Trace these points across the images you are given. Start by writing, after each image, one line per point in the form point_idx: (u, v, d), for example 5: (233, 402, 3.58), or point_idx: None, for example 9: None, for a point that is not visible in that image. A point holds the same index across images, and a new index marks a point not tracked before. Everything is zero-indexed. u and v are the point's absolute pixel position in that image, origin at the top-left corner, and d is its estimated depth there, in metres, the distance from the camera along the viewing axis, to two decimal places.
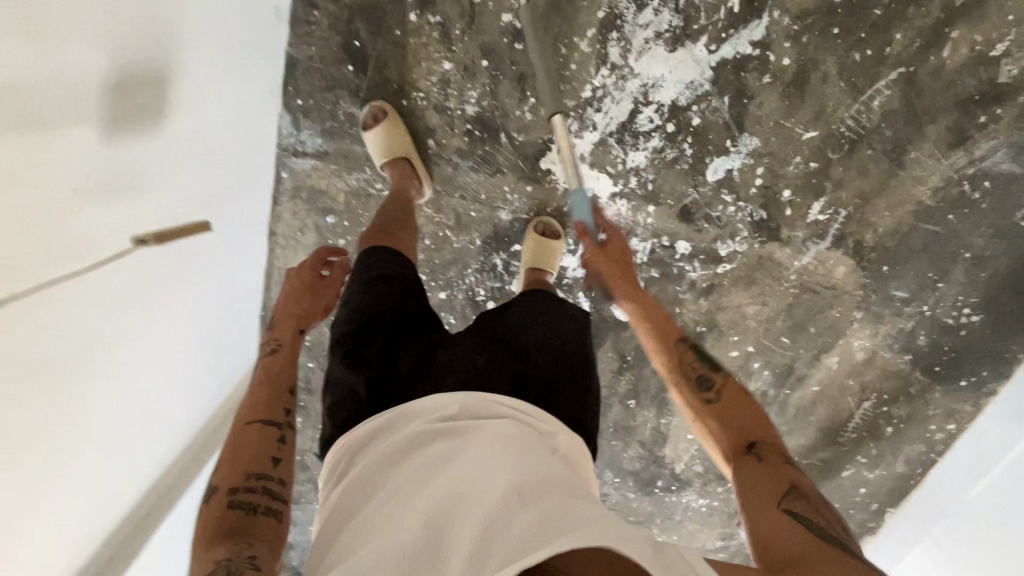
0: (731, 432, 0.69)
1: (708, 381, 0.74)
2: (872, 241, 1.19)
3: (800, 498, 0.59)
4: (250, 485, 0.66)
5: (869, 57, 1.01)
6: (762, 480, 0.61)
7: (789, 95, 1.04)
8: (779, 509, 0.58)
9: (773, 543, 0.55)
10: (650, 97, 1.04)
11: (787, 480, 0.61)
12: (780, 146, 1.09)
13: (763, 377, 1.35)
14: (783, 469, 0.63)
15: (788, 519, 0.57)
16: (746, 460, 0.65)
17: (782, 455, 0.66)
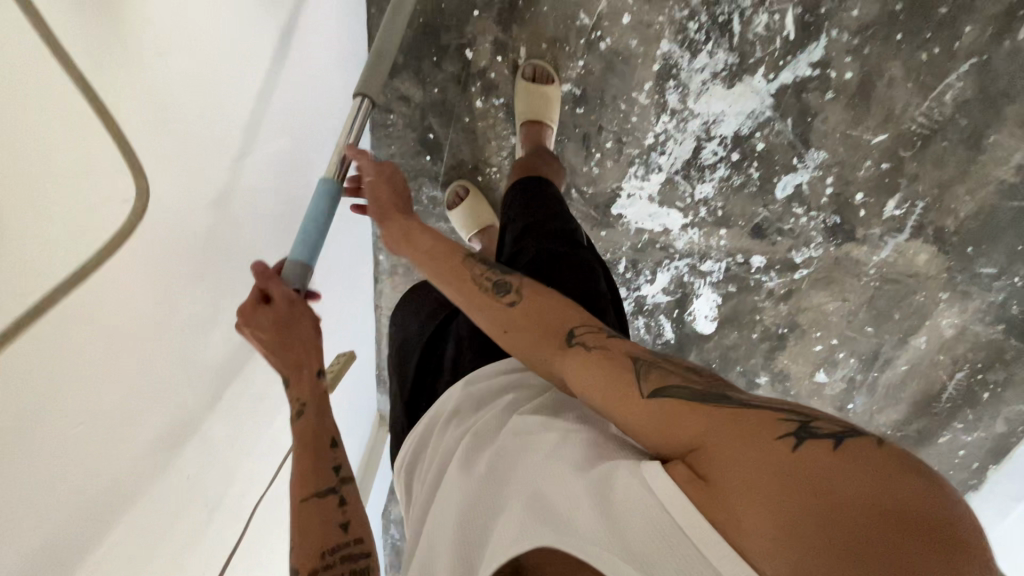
0: (532, 330, 0.60)
1: (508, 283, 0.64)
2: (954, 226, 1.19)
3: (668, 390, 0.47)
4: (327, 561, 0.53)
5: (938, 54, 0.99)
6: (597, 381, 0.51)
7: (855, 105, 1.04)
8: (639, 411, 0.47)
9: (667, 430, 0.45)
10: (712, 133, 1.07)
11: (644, 372, 0.50)
12: (849, 154, 1.09)
13: (849, 364, 1.39)
14: (628, 358, 0.52)
15: (663, 420, 0.46)
16: (572, 354, 0.55)
17: (628, 348, 0.54)
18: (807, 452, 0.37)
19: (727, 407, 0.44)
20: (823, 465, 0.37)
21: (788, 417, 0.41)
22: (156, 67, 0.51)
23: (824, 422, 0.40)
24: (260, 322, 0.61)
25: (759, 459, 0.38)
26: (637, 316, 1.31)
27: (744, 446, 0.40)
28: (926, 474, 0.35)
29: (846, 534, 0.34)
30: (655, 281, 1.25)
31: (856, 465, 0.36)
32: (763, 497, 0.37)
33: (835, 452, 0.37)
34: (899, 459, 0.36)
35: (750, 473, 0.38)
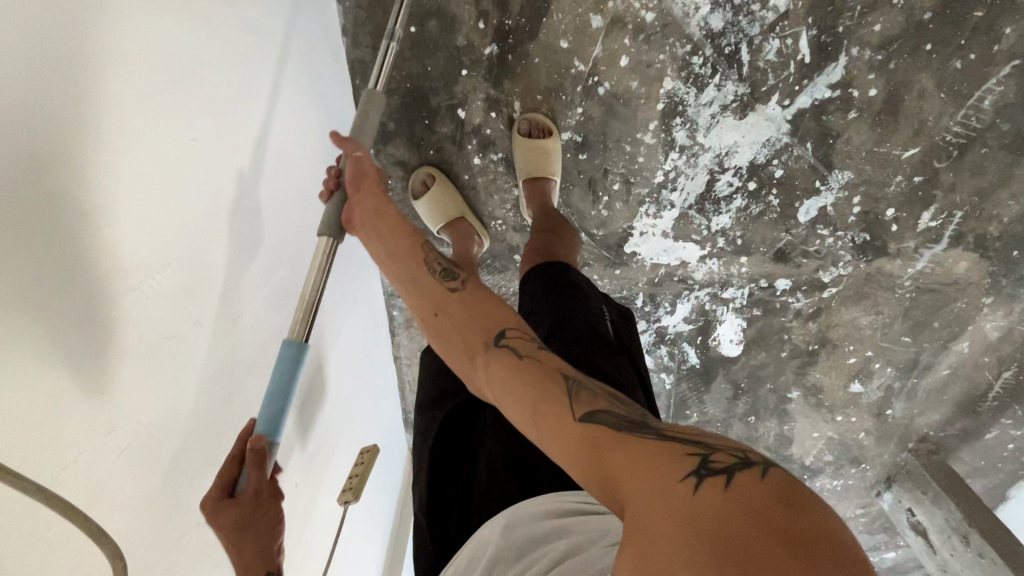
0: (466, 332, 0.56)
1: (457, 273, 0.61)
2: (997, 231, 1.11)
3: (593, 415, 0.43)
4: None
5: (974, 60, 0.90)
6: (524, 396, 0.47)
7: (881, 122, 0.96)
8: (563, 445, 0.42)
9: (594, 465, 0.40)
10: (726, 165, 1.01)
11: (573, 394, 0.45)
12: (877, 172, 1.02)
13: (886, 372, 1.33)
14: (558, 372, 0.47)
15: (582, 452, 0.41)
16: (499, 361, 0.51)
17: (557, 359, 0.50)
18: (708, 497, 0.34)
19: (641, 437, 0.40)
20: (722, 511, 0.32)
21: (690, 449, 0.38)
22: (100, 294, 0.45)
23: (722, 453, 0.37)
24: (221, 522, 0.56)
25: (663, 505, 0.34)
26: (659, 344, 1.28)
27: (650, 482, 0.36)
28: (819, 511, 0.32)
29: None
30: (675, 312, 1.21)
31: (750, 512, 0.32)
32: (668, 549, 0.32)
33: (728, 493, 0.33)
34: (794, 496, 0.33)
35: (653, 523, 0.34)
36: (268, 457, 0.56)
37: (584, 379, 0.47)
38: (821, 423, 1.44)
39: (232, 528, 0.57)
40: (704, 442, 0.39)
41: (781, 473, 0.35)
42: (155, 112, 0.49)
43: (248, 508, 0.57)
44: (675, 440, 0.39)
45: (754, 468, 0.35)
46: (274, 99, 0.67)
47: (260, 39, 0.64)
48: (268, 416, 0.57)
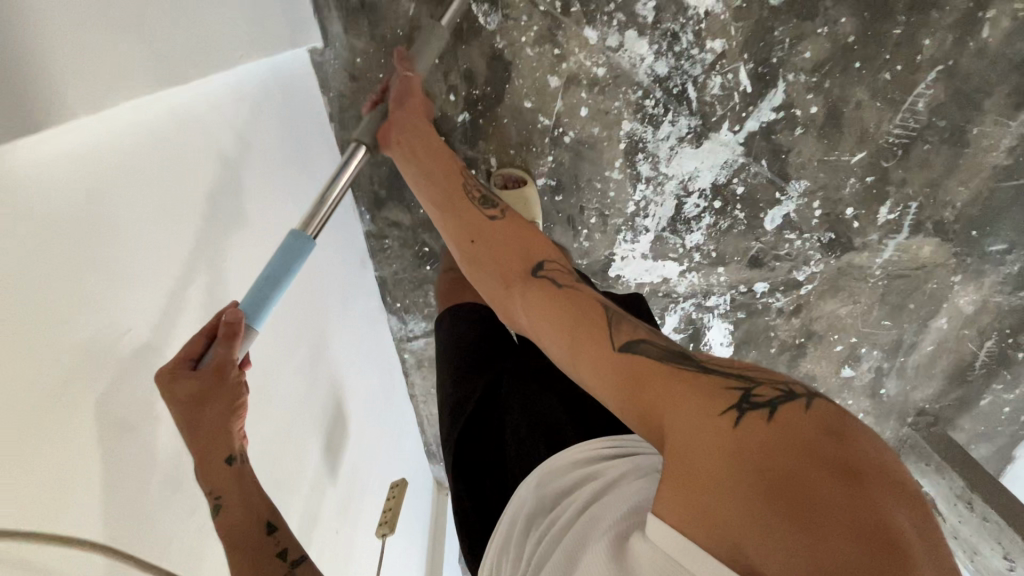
0: (504, 255, 0.67)
1: (495, 201, 0.74)
2: (953, 215, 1.18)
3: (634, 344, 0.50)
4: None
5: (900, 71, 0.99)
6: (560, 326, 0.55)
7: (826, 135, 1.05)
8: (603, 370, 0.50)
9: (629, 387, 0.48)
10: (690, 188, 1.10)
11: (616, 327, 0.53)
12: (830, 177, 1.10)
13: (873, 355, 1.41)
14: (592, 306, 0.56)
15: (622, 378, 0.48)
16: (534, 288, 0.61)
17: (588, 294, 0.59)
18: (750, 424, 0.40)
19: (683, 369, 0.47)
20: (762, 435, 0.38)
21: (735, 384, 0.44)
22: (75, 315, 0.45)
23: (764, 387, 0.43)
24: (176, 394, 0.55)
25: (709, 431, 0.40)
26: None
27: (696, 405, 0.42)
28: (860, 441, 0.38)
29: (795, 504, 0.35)
30: (666, 323, 1.30)
31: (792, 441, 0.38)
32: (715, 472, 0.38)
33: (771, 422, 0.39)
34: (833, 425, 0.39)
35: (698, 444, 0.40)
36: (241, 334, 0.58)
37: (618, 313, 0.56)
38: None
39: (187, 402, 0.56)
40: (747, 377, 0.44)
41: (825, 404, 0.40)
42: (166, 216, 0.57)
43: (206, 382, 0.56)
44: (719, 373, 0.45)
45: (798, 401, 0.41)
46: (261, 164, 0.75)
47: (244, 118, 0.71)
48: (254, 299, 0.61)
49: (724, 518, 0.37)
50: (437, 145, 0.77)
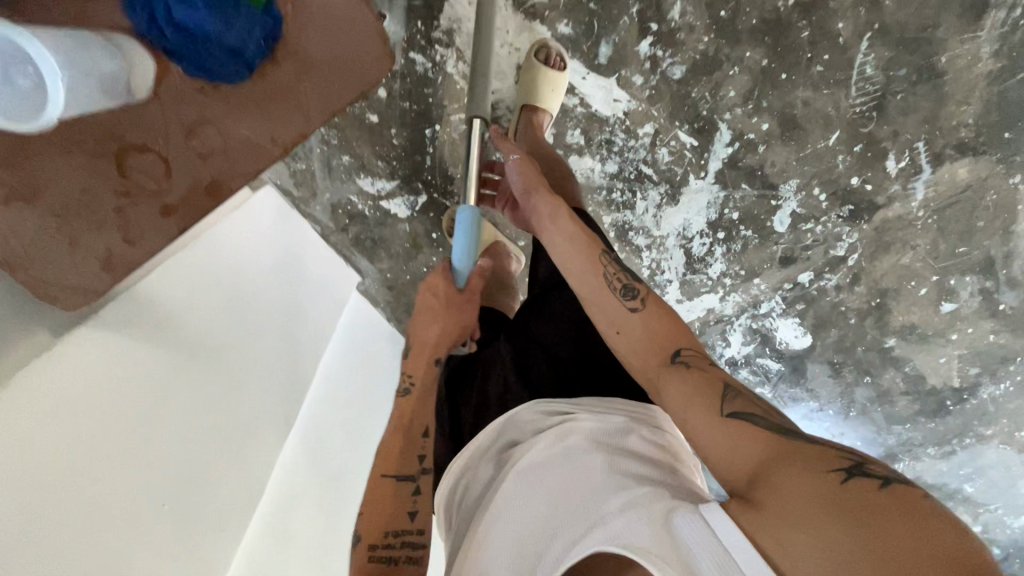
0: (643, 343, 0.66)
1: (636, 290, 0.70)
2: (972, 132, 1.13)
3: (757, 418, 0.53)
4: (387, 541, 0.73)
5: (831, 57, 1.02)
6: (698, 401, 0.56)
7: (790, 138, 1.10)
8: (710, 425, 0.54)
9: (731, 459, 0.52)
10: (690, 234, 1.20)
11: (732, 397, 0.56)
12: (817, 165, 1.14)
13: (970, 281, 1.32)
14: (722, 384, 0.58)
15: (732, 438, 0.52)
16: (680, 369, 0.61)
17: (738, 382, 0.59)
18: (856, 484, 0.44)
19: (810, 444, 0.50)
20: (873, 500, 0.43)
21: (850, 458, 0.47)
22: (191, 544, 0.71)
23: (880, 468, 0.46)
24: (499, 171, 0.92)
25: (813, 480, 0.45)
26: (738, 369, 1.43)
27: (800, 473, 0.46)
28: (965, 535, 0.40)
29: (891, 560, 0.39)
30: (732, 340, 1.38)
31: (900, 508, 0.42)
32: (810, 510, 0.43)
33: (882, 492, 0.43)
34: (949, 517, 0.41)
35: (792, 490, 0.45)
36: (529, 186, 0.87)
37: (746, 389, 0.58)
38: (940, 348, 1.42)
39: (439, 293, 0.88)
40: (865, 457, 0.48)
41: (937, 504, 0.43)
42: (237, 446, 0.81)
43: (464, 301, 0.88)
44: (832, 447, 0.49)
45: (913, 489, 0.44)
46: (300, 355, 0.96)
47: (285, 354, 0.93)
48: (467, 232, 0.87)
49: (801, 544, 0.43)
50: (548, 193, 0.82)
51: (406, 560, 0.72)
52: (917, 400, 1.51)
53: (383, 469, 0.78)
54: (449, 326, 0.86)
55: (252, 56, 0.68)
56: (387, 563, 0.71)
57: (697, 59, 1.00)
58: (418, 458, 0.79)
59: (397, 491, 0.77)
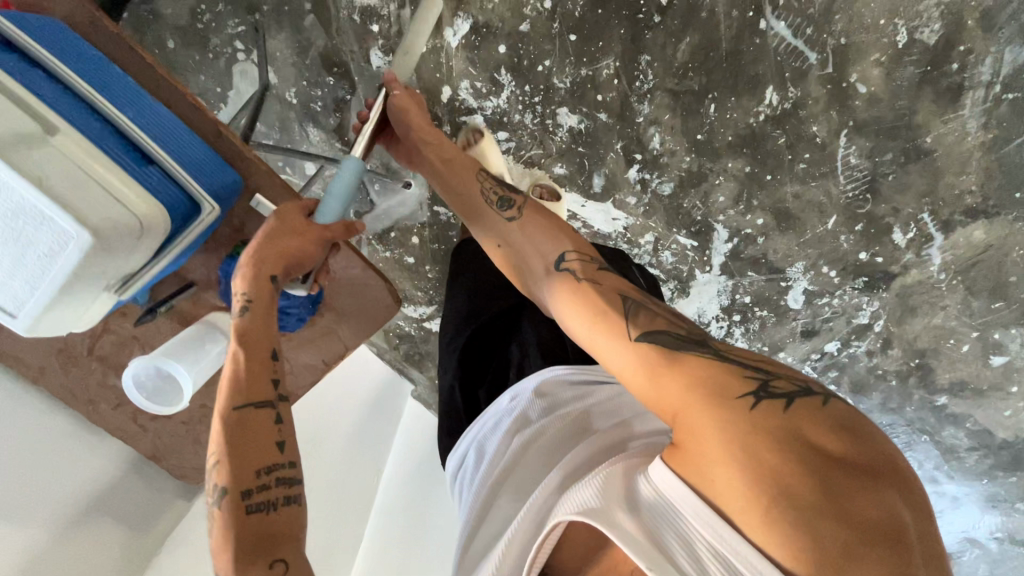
0: (532, 257, 0.72)
1: (512, 201, 0.77)
2: (978, 197, 1.14)
3: (650, 330, 0.58)
4: (262, 481, 0.51)
5: (812, 155, 1.10)
6: (596, 317, 0.61)
7: (788, 227, 1.17)
8: (623, 354, 0.58)
9: (624, 371, 0.58)
10: (706, 319, 1.28)
11: (632, 312, 0.60)
12: (820, 246, 1.19)
13: (1019, 334, 1.27)
14: (615, 294, 0.63)
15: (643, 367, 0.56)
16: (572, 283, 0.65)
17: (613, 282, 0.66)
18: (762, 409, 0.51)
19: (699, 353, 0.57)
20: (779, 420, 0.50)
21: (750, 373, 0.55)
22: None
23: (781, 382, 0.54)
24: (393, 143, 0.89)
25: (729, 411, 0.51)
26: None
27: (719, 403, 0.52)
28: (861, 432, 0.51)
29: (813, 469, 0.48)
30: None
31: (804, 416, 0.51)
32: (731, 447, 0.50)
33: (785, 411, 0.51)
34: (847, 420, 0.52)
35: (709, 426, 0.51)
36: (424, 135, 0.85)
37: (634, 294, 0.64)
38: (1003, 402, 1.34)
39: (289, 231, 0.62)
40: (763, 369, 0.56)
41: (839, 404, 0.54)
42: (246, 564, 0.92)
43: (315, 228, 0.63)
44: (732, 361, 0.56)
45: (816, 398, 0.53)
46: None
47: None
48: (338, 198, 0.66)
49: (726, 477, 0.49)
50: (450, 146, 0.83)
51: (284, 502, 0.51)
52: (993, 457, 1.41)
53: (236, 400, 0.54)
54: (310, 244, 0.62)
55: (299, 328, 0.70)
56: (268, 512, 0.50)
57: (682, 176, 1.12)
58: (275, 382, 0.57)
59: (257, 422, 0.53)
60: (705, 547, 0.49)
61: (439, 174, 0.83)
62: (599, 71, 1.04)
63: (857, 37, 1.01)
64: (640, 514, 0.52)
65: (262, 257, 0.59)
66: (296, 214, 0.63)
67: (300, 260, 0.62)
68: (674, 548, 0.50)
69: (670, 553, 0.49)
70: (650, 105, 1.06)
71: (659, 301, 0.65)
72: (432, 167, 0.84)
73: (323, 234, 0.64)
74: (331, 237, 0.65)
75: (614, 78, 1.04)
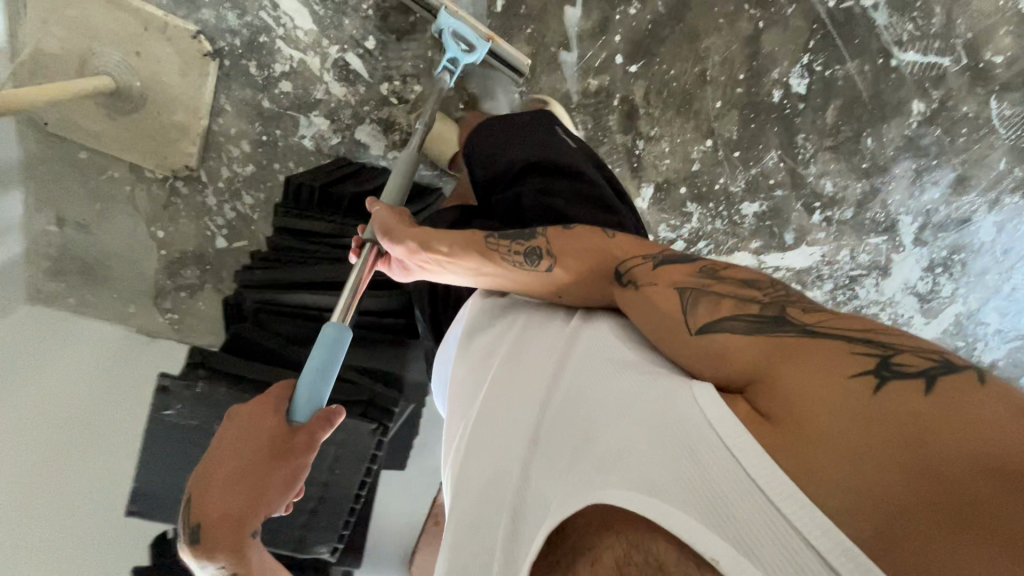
0: (589, 291, 0.65)
1: (538, 248, 0.67)
2: None
3: (715, 324, 0.51)
4: None
5: (969, 127, 1.22)
6: (658, 323, 0.55)
7: (963, 184, 1.29)
8: (679, 348, 0.52)
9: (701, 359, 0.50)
10: (916, 287, 1.40)
11: (691, 304, 0.54)
12: (998, 183, 1.30)
13: None
14: (673, 288, 0.56)
15: (713, 346, 0.50)
16: (630, 296, 0.60)
17: (676, 274, 0.58)
18: (891, 390, 0.38)
19: (783, 334, 0.47)
20: (921, 409, 0.37)
21: (871, 349, 0.42)
22: None
23: (915, 357, 0.40)
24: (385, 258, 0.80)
25: (836, 381, 0.41)
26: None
27: (820, 375, 0.42)
28: None
29: (931, 458, 0.34)
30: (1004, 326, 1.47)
31: (949, 393, 0.37)
32: (843, 430, 0.38)
33: (928, 395, 0.37)
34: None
35: (804, 405, 0.41)
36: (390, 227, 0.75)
37: (698, 280, 0.57)
38: None
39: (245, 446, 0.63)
40: (887, 341, 0.42)
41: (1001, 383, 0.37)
42: None
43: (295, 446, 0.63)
44: (838, 336, 0.44)
45: (964, 374, 0.38)
46: None
47: None
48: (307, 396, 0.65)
49: (836, 453, 0.37)
50: (444, 233, 0.73)
51: None
52: None
53: None
54: (280, 486, 0.62)
55: None
56: None
57: (858, 198, 1.28)
58: None
59: None
60: (774, 508, 0.36)
61: (448, 261, 0.71)
62: (766, 164, 1.21)
63: (981, 27, 1.13)
64: (681, 466, 0.40)
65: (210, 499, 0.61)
66: (268, 420, 0.63)
67: (243, 516, 0.60)
68: (735, 521, 0.36)
69: (715, 511, 0.37)
70: (816, 164, 1.22)
71: (724, 280, 0.55)
72: (438, 256, 0.71)
73: (308, 441, 0.63)
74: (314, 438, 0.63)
75: (780, 162, 1.21)
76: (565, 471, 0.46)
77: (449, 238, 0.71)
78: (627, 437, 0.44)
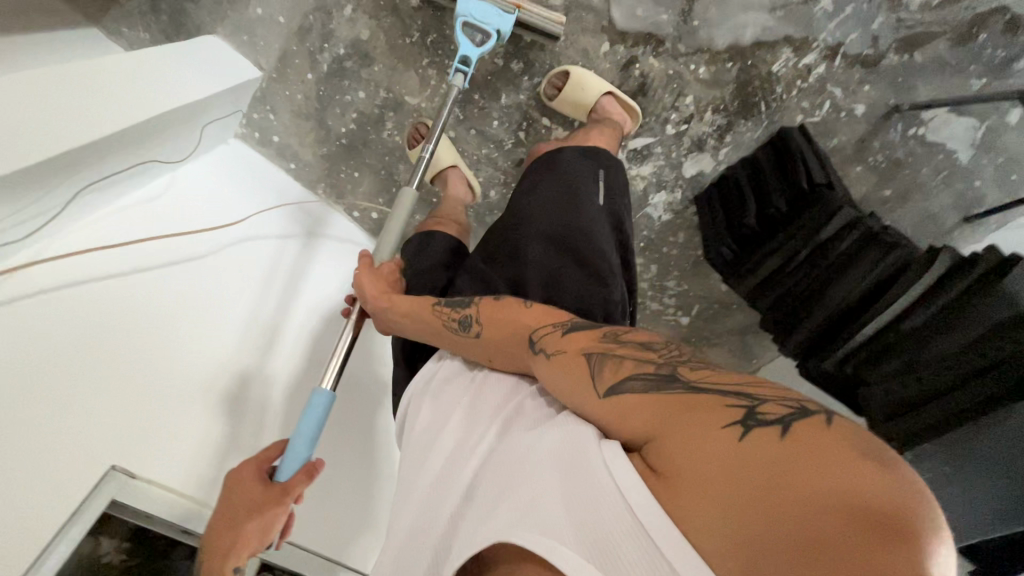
0: (511, 351, 0.64)
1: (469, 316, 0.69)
2: None
3: (619, 386, 0.48)
4: None
5: None
6: (569, 384, 0.53)
7: None
8: (600, 409, 0.49)
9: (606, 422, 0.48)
10: None
11: (599, 368, 0.51)
12: None
13: None
14: (581, 356, 0.53)
15: (616, 409, 0.47)
16: (542, 359, 0.57)
17: (583, 341, 0.55)
18: (758, 439, 0.37)
19: (676, 392, 0.44)
20: (772, 458, 0.35)
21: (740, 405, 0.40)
22: None
23: (775, 407, 0.39)
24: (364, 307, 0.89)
25: (714, 437, 0.39)
26: None
27: (698, 436, 0.40)
28: (910, 489, 0.31)
29: (782, 509, 0.33)
30: None
31: (811, 442, 0.34)
32: (724, 480, 0.37)
33: (784, 440, 0.36)
34: (884, 453, 0.33)
35: (688, 461, 0.39)
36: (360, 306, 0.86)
37: (620, 349, 0.52)
38: None
39: (243, 502, 0.68)
40: (759, 393, 0.41)
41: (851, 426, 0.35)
42: None
43: (278, 494, 0.68)
44: (719, 391, 0.42)
45: (820, 421, 0.36)
46: None
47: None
48: (295, 450, 0.71)
49: (710, 514, 0.36)
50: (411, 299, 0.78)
51: None
52: None
53: None
54: (251, 538, 0.67)
55: None
56: None
57: None
58: None
59: None
60: (649, 538, 0.38)
61: (403, 319, 0.77)
62: None
63: None
64: (591, 510, 0.41)
65: (213, 544, 0.67)
66: (257, 482, 0.69)
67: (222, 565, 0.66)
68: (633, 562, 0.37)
69: (615, 553, 0.38)
70: None
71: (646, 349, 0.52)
72: (389, 313, 0.79)
73: (287, 496, 0.68)
74: (296, 494, 0.69)
75: None
76: (495, 508, 0.47)
77: (401, 303, 0.78)
78: (544, 488, 0.45)
